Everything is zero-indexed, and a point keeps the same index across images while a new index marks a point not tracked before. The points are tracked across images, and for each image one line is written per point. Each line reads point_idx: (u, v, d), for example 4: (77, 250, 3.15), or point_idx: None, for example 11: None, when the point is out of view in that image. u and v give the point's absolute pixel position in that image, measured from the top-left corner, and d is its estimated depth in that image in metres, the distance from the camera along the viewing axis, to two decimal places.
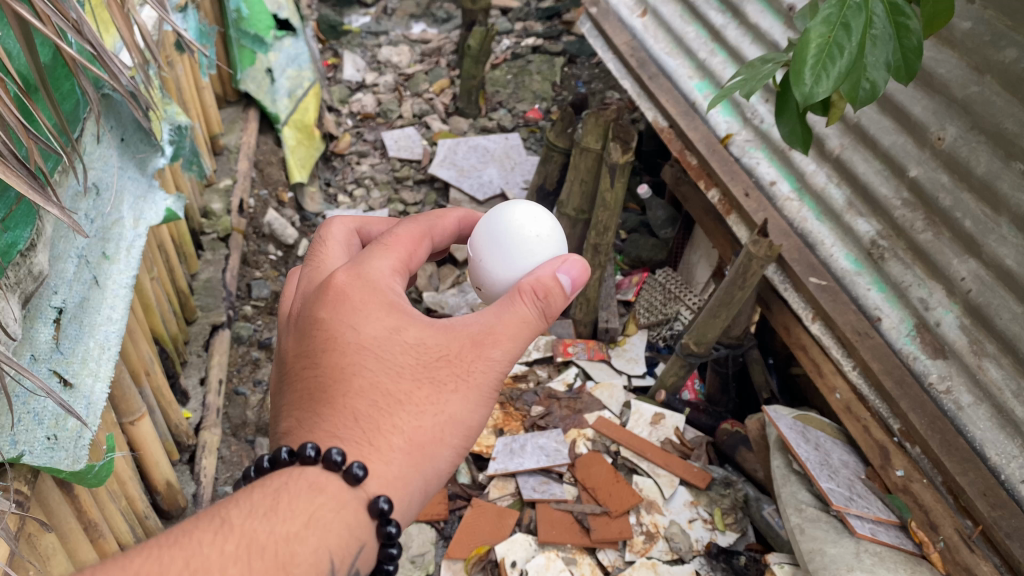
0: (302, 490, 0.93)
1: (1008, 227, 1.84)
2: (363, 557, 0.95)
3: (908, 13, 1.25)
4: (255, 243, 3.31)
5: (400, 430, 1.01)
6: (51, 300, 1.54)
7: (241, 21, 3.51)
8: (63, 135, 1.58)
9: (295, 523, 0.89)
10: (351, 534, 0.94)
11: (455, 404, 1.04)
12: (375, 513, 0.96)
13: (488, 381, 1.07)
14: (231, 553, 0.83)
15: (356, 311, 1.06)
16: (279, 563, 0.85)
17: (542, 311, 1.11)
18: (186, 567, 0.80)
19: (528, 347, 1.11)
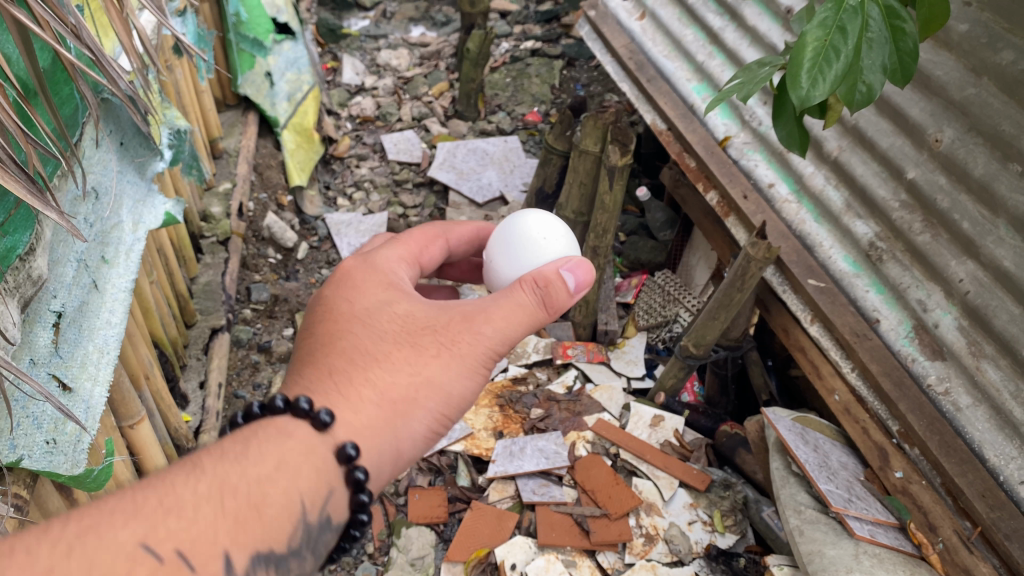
0: (276, 439, 1.00)
1: (1005, 228, 1.85)
2: (334, 502, 1.01)
3: (904, 16, 1.26)
4: (254, 246, 3.32)
5: (375, 384, 1.10)
6: (50, 304, 1.55)
7: (240, 25, 3.51)
8: (63, 140, 1.59)
9: (266, 466, 0.95)
10: (318, 477, 1.00)
11: (434, 369, 1.13)
12: (343, 459, 1.03)
13: (471, 353, 1.15)
14: (203, 493, 0.88)
15: (355, 288, 1.20)
16: (250, 504, 0.91)
17: (539, 297, 1.20)
18: (162, 507, 0.84)
19: (521, 331, 1.19)
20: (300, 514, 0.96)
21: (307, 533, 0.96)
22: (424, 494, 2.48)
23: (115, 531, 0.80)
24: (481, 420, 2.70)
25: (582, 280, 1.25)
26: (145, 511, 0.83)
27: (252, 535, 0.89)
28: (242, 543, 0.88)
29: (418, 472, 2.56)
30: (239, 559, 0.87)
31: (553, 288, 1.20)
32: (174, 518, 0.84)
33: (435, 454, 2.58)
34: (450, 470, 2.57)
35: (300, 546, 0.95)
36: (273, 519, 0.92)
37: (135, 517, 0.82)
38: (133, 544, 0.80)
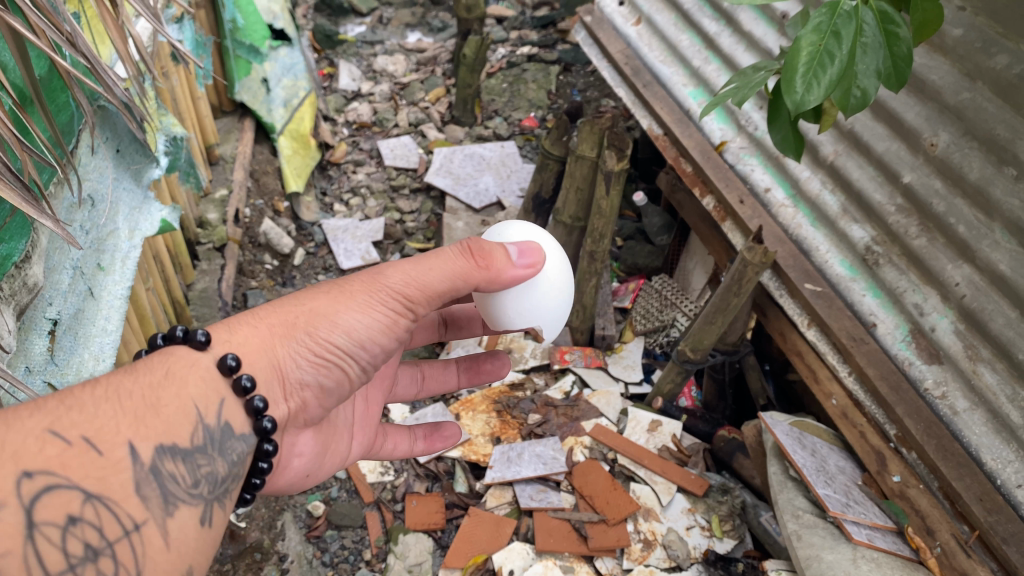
0: (159, 352, 1.06)
1: (1001, 232, 1.85)
2: (228, 412, 1.08)
3: (898, 21, 1.27)
4: (251, 253, 3.32)
5: (264, 311, 1.18)
6: (46, 312, 1.55)
7: (237, 31, 3.50)
8: (58, 148, 1.58)
9: (157, 373, 1.02)
10: (201, 383, 1.06)
11: (323, 302, 1.19)
12: (225, 371, 1.09)
13: (368, 291, 1.20)
14: (102, 394, 0.94)
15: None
16: (148, 404, 0.98)
17: (453, 249, 1.25)
18: (65, 403, 0.91)
19: (428, 272, 1.22)
20: (197, 418, 1.03)
21: (209, 434, 1.04)
22: (421, 500, 2.48)
23: (23, 419, 0.86)
24: (478, 425, 2.70)
25: (529, 256, 1.36)
26: (48, 406, 0.90)
27: (153, 429, 0.97)
28: (146, 436, 0.95)
29: (415, 478, 2.57)
30: (144, 450, 0.95)
31: (484, 249, 1.28)
32: (77, 411, 0.91)
33: (432, 459, 2.59)
34: (448, 476, 2.57)
35: (204, 445, 1.03)
36: (171, 417, 1.00)
37: (39, 410, 0.89)
38: (40, 430, 0.87)
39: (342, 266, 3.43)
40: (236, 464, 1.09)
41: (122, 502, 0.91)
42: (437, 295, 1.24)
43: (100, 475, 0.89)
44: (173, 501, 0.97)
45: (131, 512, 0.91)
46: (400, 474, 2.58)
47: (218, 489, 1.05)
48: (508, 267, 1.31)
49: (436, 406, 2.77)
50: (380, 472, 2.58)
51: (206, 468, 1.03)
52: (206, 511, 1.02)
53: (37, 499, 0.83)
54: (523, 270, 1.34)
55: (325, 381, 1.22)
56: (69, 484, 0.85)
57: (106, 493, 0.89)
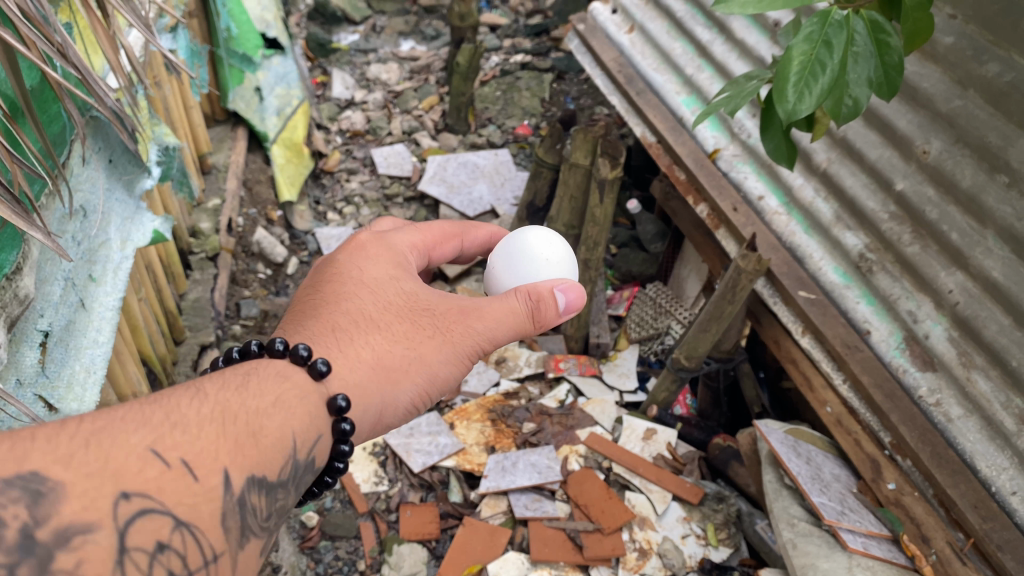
0: (275, 375, 1.04)
1: (994, 239, 1.85)
2: (320, 447, 1.05)
3: (889, 30, 1.27)
4: (243, 262, 3.31)
5: (370, 347, 1.18)
6: (38, 324, 1.54)
7: (230, 40, 3.51)
8: (49, 160, 1.57)
9: (264, 400, 0.99)
10: (312, 422, 1.04)
11: (424, 347, 1.22)
12: (333, 410, 1.07)
13: (461, 342, 1.25)
14: (208, 414, 0.91)
15: (370, 259, 1.29)
16: (250, 431, 0.94)
17: (526, 301, 1.29)
18: (171, 421, 0.88)
19: (509, 333, 1.28)
20: (292, 452, 0.99)
21: (296, 470, 1.00)
22: (415, 510, 2.46)
23: (129, 434, 0.84)
24: (473, 435, 2.69)
25: (574, 304, 1.33)
26: (154, 422, 0.87)
27: (249, 458, 0.93)
28: (241, 465, 0.91)
29: (410, 487, 2.55)
30: (237, 479, 0.91)
31: (545, 303, 1.29)
32: (181, 431, 0.87)
33: (426, 469, 2.57)
34: (443, 486, 2.56)
35: (288, 479, 0.99)
36: (269, 447, 0.96)
37: (145, 424, 0.86)
38: (143, 449, 0.84)
39: None
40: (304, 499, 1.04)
41: (208, 532, 0.87)
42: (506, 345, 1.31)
43: (192, 502, 0.86)
44: (250, 533, 0.93)
45: (213, 543, 0.87)
46: (394, 483, 2.57)
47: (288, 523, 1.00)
48: (554, 321, 1.31)
49: (430, 415, 2.74)
50: (374, 482, 2.56)
51: (282, 501, 0.99)
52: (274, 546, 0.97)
53: (132, 522, 0.80)
54: (569, 315, 1.33)
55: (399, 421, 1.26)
56: (162, 509, 0.83)
57: (196, 521, 0.86)
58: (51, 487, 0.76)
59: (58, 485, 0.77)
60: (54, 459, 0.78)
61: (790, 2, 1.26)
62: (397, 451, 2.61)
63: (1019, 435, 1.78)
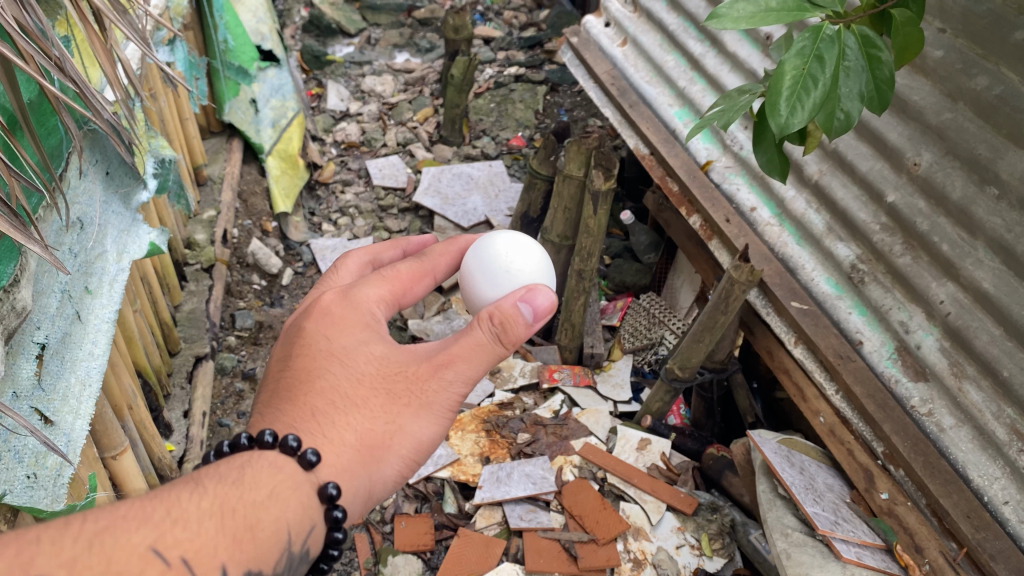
0: (266, 469, 1.02)
1: (984, 250, 1.88)
2: (314, 539, 1.04)
3: (880, 45, 1.30)
4: (238, 273, 3.32)
5: (349, 429, 1.13)
6: (34, 335, 1.54)
7: (227, 52, 3.52)
8: (47, 173, 1.58)
9: (260, 494, 0.99)
10: (304, 513, 1.03)
11: (405, 417, 1.17)
12: (325, 499, 1.05)
13: (440, 399, 1.19)
14: (207, 508, 0.91)
15: (337, 326, 1.22)
16: (247, 524, 0.94)
17: (495, 335, 1.19)
18: (170, 517, 0.88)
19: (486, 370, 1.21)
20: (287, 543, 0.99)
21: (290, 564, 0.99)
22: (410, 521, 2.47)
23: (132, 531, 0.84)
24: (467, 445, 2.69)
25: (540, 311, 1.23)
26: (154, 518, 0.86)
27: (245, 554, 0.93)
28: (238, 560, 0.91)
29: (405, 498, 2.55)
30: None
31: (509, 323, 1.19)
32: (181, 528, 0.87)
33: (421, 480, 2.57)
34: (438, 497, 2.56)
35: (282, 574, 0.98)
36: (265, 541, 0.95)
37: (145, 522, 0.86)
38: (144, 548, 0.83)
39: None
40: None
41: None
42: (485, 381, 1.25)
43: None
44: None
45: None
46: (388, 494, 2.56)
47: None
48: (525, 335, 1.21)
49: None
50: None
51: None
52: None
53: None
54: (538, 321, 1.24)
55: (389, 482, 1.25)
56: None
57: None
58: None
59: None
60: (60, 561, 0.77)
61: (783, 18, 1.28)
62: None
63: (1011, 445, 1.80)
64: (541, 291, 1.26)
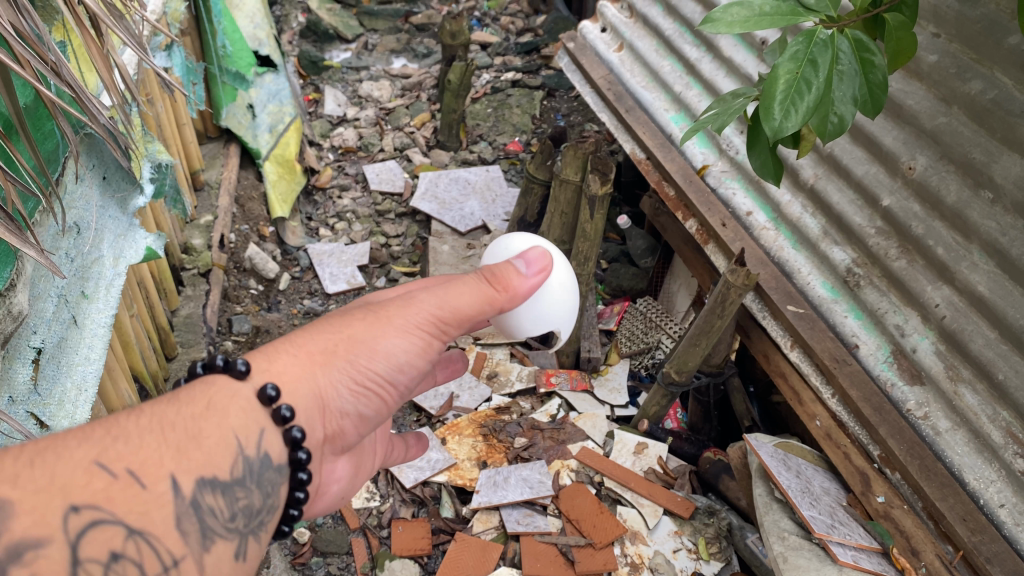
0: (201, 384, 1.06)
1: (979, 254, 1.88)
2: (269, 441, 1.08)
3: (873, 49, 1.30)
4: (235, 278, 3.32)
5: (295, 338, 1.17)
6: (31, 340, 1.54)
7: (224, 57, 3.56)
8: (44, 178, 1.59)
9: (197, 406, 1.01)
10: (247, 418, 1.06)
11: (359, 325, 1.20)
12: (266, 401, 1.08)
13: (401, 315, 1.22)
14: (147, 424, 0.94)
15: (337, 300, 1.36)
16: (190, 435, 0.98)
17: (482, 274, 1.31)
18: (113, 433, 0.91)
19: (455, 294, 1.25)
20: (238, 449, 1.03)
21: (248, 466, 1.04)
22: (407, 526, 2.46)
23: (71, 450, 0.87)
24: (465, 450, 2.69)
25: (533, 261, 1.37)
26: (94, 437, 0.90)
27: (195, 463, 0.97)
28: (188, 469, 0.95)
29: (402, 503, 2.55)
30: (186, 484, 0.95)
31: (504, 273, 1.33)
32: (125, 442, 0.91)
33: (418, 484, 2.57)
34: (434, 502, 2.56)
35: (242, 477, 1.03)
36: (213, 448, 1.00)
37: (88, 439, 0.89)
38: (87, 462, 0.87)
39: (327, 291, 3.43)
40: (269, 496, 1.08)
41: (161, 538, 0.91)
42: (467, 319, 1.28)
43: (143, 510, 0.89)
44: (211, 535, 0.97)
45: (171, 548, 0.92)
46: (385, 499, 2.56)
47: (254, 521, 1.05)
48: (521, 282, 1.35)
49: (421, 431, 2.74)
50: (366, 498, 2.56)
51: (243, 501, 1.03)
52: (241, 543, 1.02)
53: (82, 535, 0.84)
54: (530, 279, 1.36)
55: (361, 412, 1.24)
56: (113, 519, 0.86)
57: (148, 528, 0.90)
58: (0, 506, 0.79)
59: (7, 502, 0.80)
60: (2, 480, 0.81)
61: (777, 22, 1.31)
62: (389, 466, 2.61)
63: (1007, 447, 1.80)
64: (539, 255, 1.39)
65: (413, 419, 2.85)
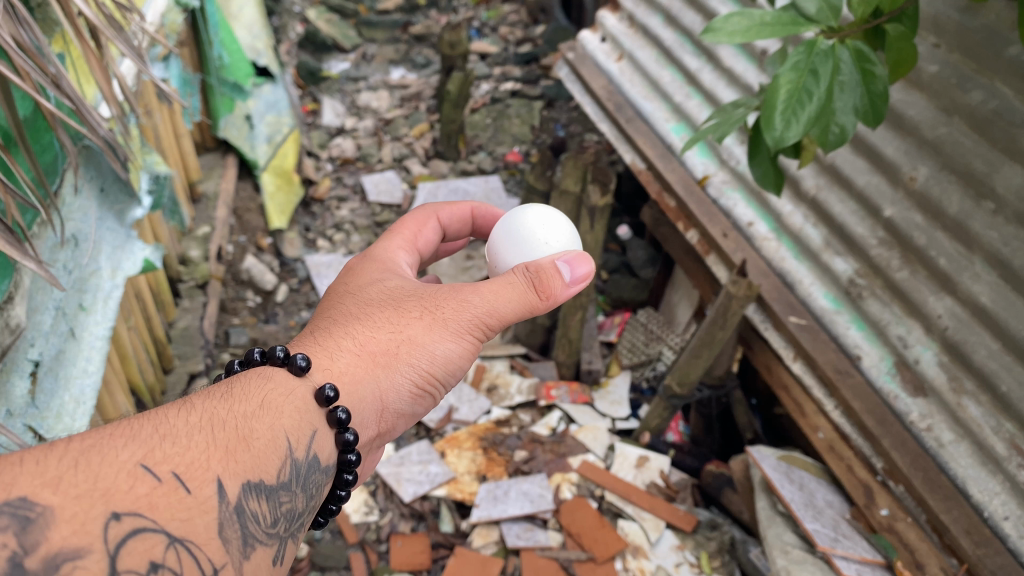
0: (258, 378, 1.06)
1: (981, 264, 1.86)
2: (319, 442, 1.08)
3: (874, 60, 1.29)
4: (233, 290, 3.31)
5: (358, 336, 1.22)
6: (28, 353, 1.52)
7: (222, 69, 3.50)
8: (42, 189, 1.56)
9: (250, 405, 1.01)
10: (302, 418, 1.06)
11: (417, 329, 1.26)
12: (323, 402, 1.10)
13: (457, 318, 1.27)
14: (195, 423, 0.93)
15: (357, 271, 1.38)
16: (239, 436, 0.96)
17: (527, 277, 1.29)
18: (159, 435, 0.89)
19: (508, 306, 1.28)
20: (287, 451, 1.02)
21: (296, 469, 1.03)
22: (406, 540, 2.44)
23: (117, 452, 0.84)
24: (464, 463, 2.66)
25: (580, 270, 1.33)
26: (142, 437, 0.88)
27: (241, 465, 0.94)
28: (234, 473, 0.93)
29: (400, 517, 2.51)
30: (231, 488, 0.92)
31: (547, 275, 1.29)
32: (170, 444, 0.89)
33: (417, 498, 2.53)
34: (433, 516, 2.52)
35: (289, 481, 1.02)
36: (260, 449, 0.98)
37: (133, 441, 0.87)
38: (132, 465, 0.84)
39: None
40: (313, 498, 1.08)
41: (204, 546, 0.87)
42: (511, 324, 1.31)
43: (186, 516, 0.85)
44: (252, 542, 0.94)
45: (212, 556, 0.87)
46: (384, 513, 2.53)
47: (294, 525, 1.03)
48: (564, 290, 1.30)
49: (421, 444, 2.72)
50: (364, 513, 2.52)
51: (287, 505, 1.01)
52: (279, 550, 0.99)
53: (124, 544, 0.78)
54: (578, 285, 1.33)
55: (414, 409, 1.30)
56: (155, 526, 0.81)
57: (191, 536, 0.85)
58: (40, 512, 0.75)
59: (46, 509, 0.75)
60: (42, 483, 0.77)
61: (777, 31, 1.26)
62: (388, 481, 2.58)
63: (1011, 460, 1.77)
64: (587, 258, 1.35)
65: (411, 433, 2.79)
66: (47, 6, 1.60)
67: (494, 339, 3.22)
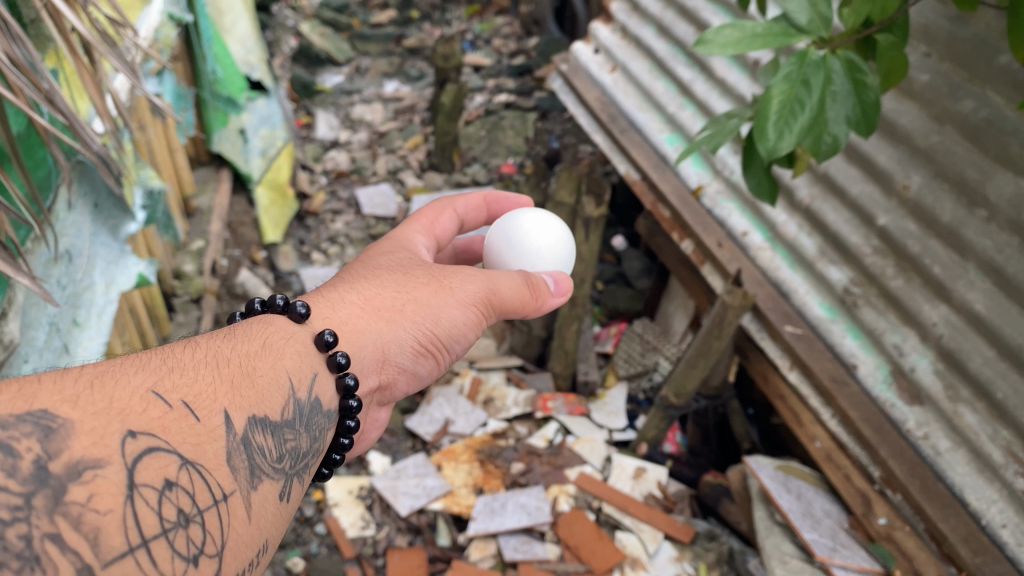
0: (260, 323, 1.08)
1: (975, 271, 1.86)
2: (320, 385, 1.09)
3: (865, 70, 1.28)
4: (228, 303, 3.26)
5: (362, 292, 1.24)
6: (22, 369, 1.51)
7: (216, 83, 3.50)
8: (36, 205, 1.57)
9: (253, 345, 1.02)
10: (304, 361, 1.07)
11: (423, 293, 1.29)
12: (322, 346, 1.11)
13: (462, 288, 1.31)
14: (201, 358, 0.93)
15: (371, 248, 1.41)
16: (243, 373, 0.97)
17: (525, 277, 1.37)
18: (167, 366, 0.89)
19: (511, 295, 1.34)
20: (290, 391, 1.03)
21: (299, 409, 1.03)
22: (403, 554, 2.41)
23: (128, 377, 0.84)
24: (461, 476, 2.65)
25: (562, 284, 1.46)
26: (151, 367, 0.87)
27: (246, 400, 0.94)
28: (240, 407, 0.93)
29: (397, 531, 2.49)
30: (237, 421, 0.91)
31: (540, 284, 1.40)
32: (178, 375, 0.89)
33: (414, 512, 2.52)
34: (430, 529, 2.50)
35: (292, 419, 1.02)
36: (264, 387, 0.99)
37: (143, 370, 0.86)
38: (144, 390, 0.83)
39: None
40: (317, 440, 1.07)
41: (214, 471, 0.85)
42: (506, 312, 1.36)
43: (196, 441, 0.85)
44: (259, 474, 0.93)
45: (221, 482, 0.86)
46: (380, 527, 2.51)
47: (299, 464, 1.02)
48: (549, 298, 1.42)
49: (416, 458, 2.71)
50: (360, 527, 2.51)
51: (291, 442, 1.01)
52: (286, 485, 0.98)
53: (140, 459, 0.77)
54: (559, 297, 1.45)
55: (418, 367, 1.33)
56: (168, 447, 0.81)
57: (201, 459, 0.84)
58: (61, 423, 0.74)
59: (67, 421, 0.74)
60: (62, 399, 0.76)
61: (768, 42, 1.27)
62: (384, 494, 2.57)
63: (1007, 467, 1.77)
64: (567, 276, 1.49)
65: (407, 446, 2.80)
66: (41, 22, 1.61)
67: (490, 351, 3.22)
